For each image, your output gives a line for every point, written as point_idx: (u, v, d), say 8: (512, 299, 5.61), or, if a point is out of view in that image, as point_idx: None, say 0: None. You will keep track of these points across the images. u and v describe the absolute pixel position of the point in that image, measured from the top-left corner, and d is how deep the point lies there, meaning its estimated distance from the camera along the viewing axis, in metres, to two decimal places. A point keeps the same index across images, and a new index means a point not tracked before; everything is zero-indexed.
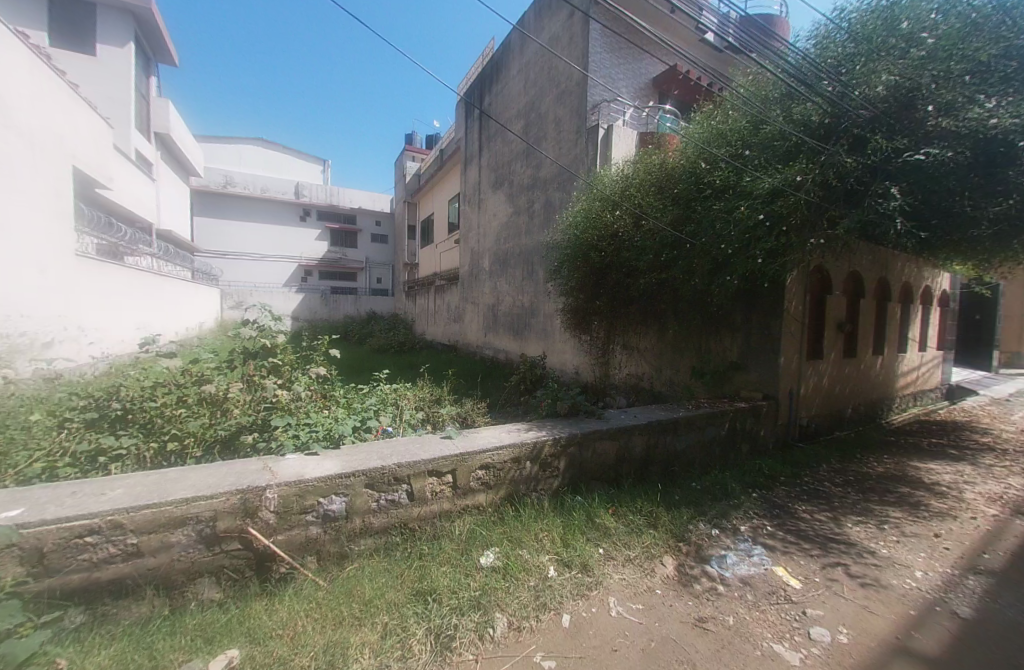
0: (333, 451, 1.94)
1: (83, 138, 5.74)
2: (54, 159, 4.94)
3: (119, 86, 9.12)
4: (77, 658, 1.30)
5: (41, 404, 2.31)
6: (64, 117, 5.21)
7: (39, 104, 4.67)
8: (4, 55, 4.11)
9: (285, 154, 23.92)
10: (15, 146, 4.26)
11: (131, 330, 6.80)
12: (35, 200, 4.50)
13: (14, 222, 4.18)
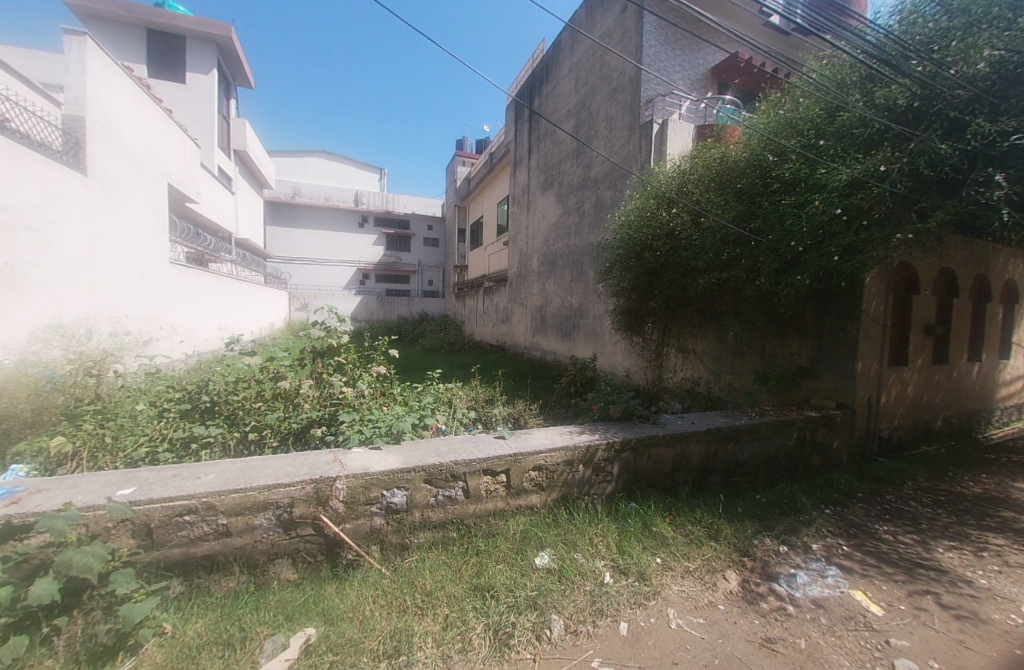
0: (394, 447, 2.03)
1: (176, 158, 6.44)
2: (154, 179, 5.58)
3: (202, 108, 9.98)
4: (179, 624, 1.47)
5: (144, 395, 2.59)
6: (161, 141, 5.88)
7: (141, 130, 5.29)
8: (114, 89, 4.69)
9: (345, 164, 25.38)
10: (123, 168, 4.85)
11: (215, 329, 7.51)
12: (138, 215, 5.09)
13: (122, 236, 4.76)
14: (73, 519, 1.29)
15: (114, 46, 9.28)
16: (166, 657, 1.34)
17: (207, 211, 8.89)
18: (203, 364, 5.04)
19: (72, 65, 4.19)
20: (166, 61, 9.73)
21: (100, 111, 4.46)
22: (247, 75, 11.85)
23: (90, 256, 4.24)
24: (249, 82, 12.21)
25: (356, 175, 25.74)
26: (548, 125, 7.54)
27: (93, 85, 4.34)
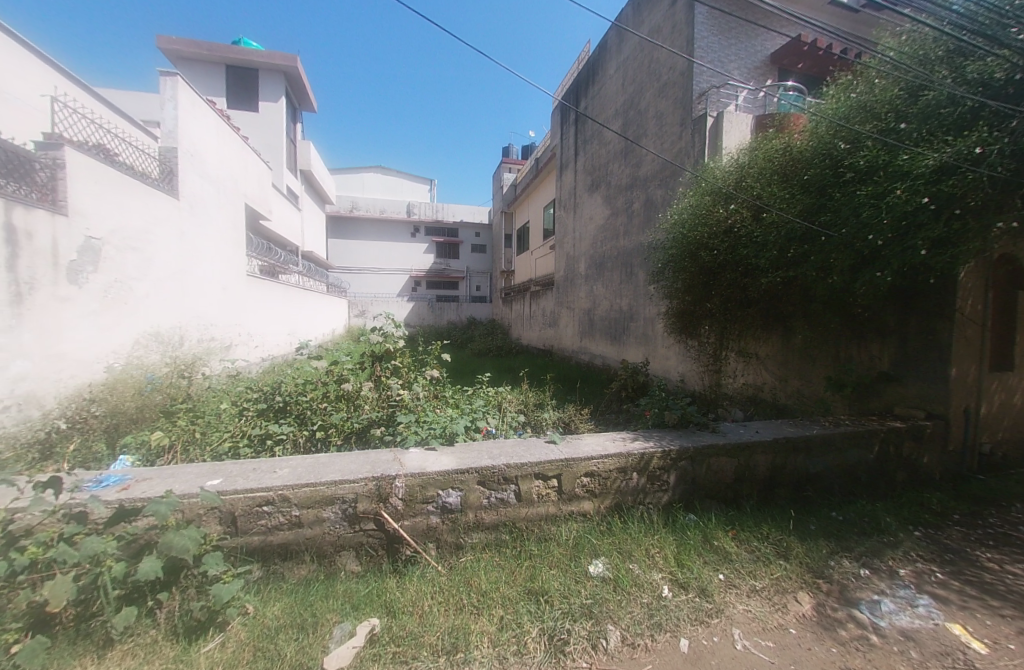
0: (448, 448, 2.09)
1: (252, 181, 7.10)
2: (233, 200, 6.17)
3: (271, 133, 10.88)
4: (260, 605, 1.60)
5: (228, 395, 2.87)
6: (239, 165, 6.51)
7: (222, 157, 5.89)
8: (199, 121, 5.26)
9: (399, 177, 26.61)
10: (208, 191, 5.42)
11: (286, 336, 8.16)
12: (220, 233, 5.65)
13: (207, 252, 5.31)
14: (172, 505, 1.46)
15: (202, 84, 10.54)
16: (249, 635, 1.47)
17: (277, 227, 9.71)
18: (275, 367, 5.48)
19: (166, 101, 4.72)
20: (241, 91, 10.77)
21: (189, 142, 5.01)
22: (312, 101, 12.80)
23: (182, 271, 4.78)
24: (314, 107, 13.17)
25: (408, 187, 26.89)
26: (594, 126, 7.47)
27: (183, 119, 4.88)
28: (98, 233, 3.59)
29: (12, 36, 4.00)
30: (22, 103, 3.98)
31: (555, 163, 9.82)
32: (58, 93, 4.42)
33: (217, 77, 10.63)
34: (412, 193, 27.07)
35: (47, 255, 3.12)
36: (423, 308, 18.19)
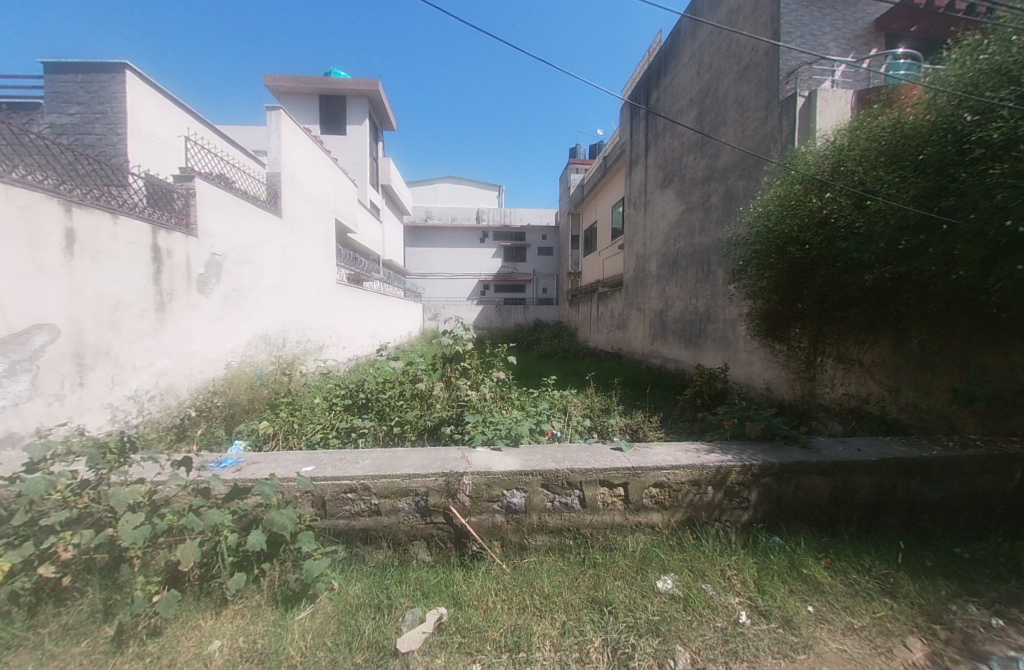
0: (513, 449, 2.13)
1: (341, 198, 7.87)
2: (326, 215, 6.90)
3: (358, 152, 12.00)
4: (344, 583, 1.77)
5: (321, 390, 3.22)
6: (331, 184, 7.26)
7: (317, 178, 6.61)
8: (298, 148, 5.95)
9: (468, 185, 27.75)
10: (304, 209, 6.11)
11: (369, 339, 8.88)
12: (315, 246, 6.36)
13: (305, 263, 6.00)
14: (274, 487, 1.68)
15: (301, 113, 11.95)
16: (334, 609, 1.63)
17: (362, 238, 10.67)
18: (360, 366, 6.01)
19: (272, 133, 5.41)
20: (332, 117, 12.01)
21: (290, 166, 5.70)
22: (392, 120, 13.82)
23: (285, 280, 5.46)
24: (393, 125, 14.23)
25: (476, 193, 27.89)
26: (665, 119, 7.11)
27: (285, 147, 5.57)
28: (220, 250, 4.25)
29: (159, 91, 4.88)
30: (161, 145, 4.86)
31: (624, 161, 9.48)
32: (190, 134, 5.32)
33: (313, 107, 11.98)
34: (480, 199, 27.98)
35: (183, 270, 3.76)
36: (492, 310, 18.74)
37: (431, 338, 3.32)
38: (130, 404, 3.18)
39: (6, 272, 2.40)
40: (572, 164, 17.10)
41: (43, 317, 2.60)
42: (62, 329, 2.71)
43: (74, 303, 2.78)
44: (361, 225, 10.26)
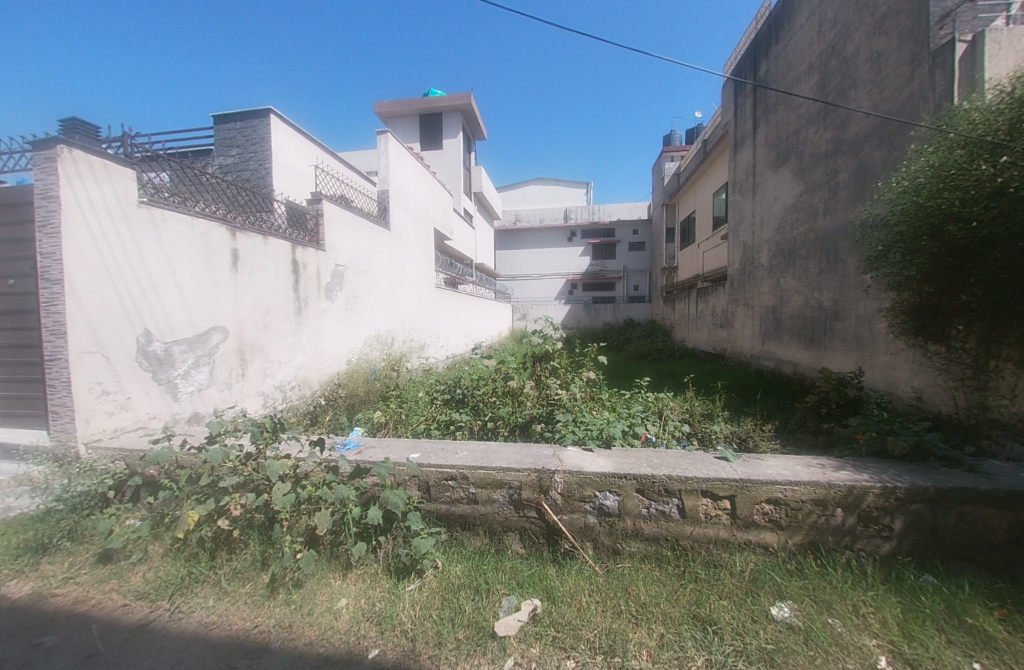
0: (605, 451, 2.09)
1: (439, 207, 8.47)
2: (426, 225, 7.52)
3: (451, 163, 12.82)
4: (446, 563, 1.91)
5: (422, 385, 3.52)
6: (429, 196, 7.85)
7: (417, 191, 7.21)
8: (402, 166, 6.57)
9: (552, 185, 27.81)
10: (407, 220, 6.71)
11: (463, 338, 9.41)
12: (417, 253, 6.98)
13: (408, 270, 6.60)
14: (389, 469, 1.90)
15: (403, 133, 13.21)
16: (439, 586, 1.78)
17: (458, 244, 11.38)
18: (455, 364, 6.41)
19: (381, 155, 6.07)
20: (429, 133, 13.03)
21: (396, 183, 6.32)
22: (483, 129, 14.48)
23: (392, 286, 6.07)
24: (484, 134, 14.87)
25: (561, 192, 27.80)
26: (776, 89, 6.29)
27: (392, 166, 6.19)
28: (342, 262, 4.90)
29: (296, 129, 5.80)
30: (298, 174, 5.78)
31: (728, 144, 8.60)
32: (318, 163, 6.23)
33: (413, 126, 13.11)
34: (564, 197, 27.83)
35: (314, 280, 4.43)
36: (580, 310, 18.58)
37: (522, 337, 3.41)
38: (277, 392, 3.87)
39: (193, 285, 3.09)
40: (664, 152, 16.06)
41: (216, 321, 3.29)
42: (230, 331, 3.41)
43: (238, 309, 3.48)
44: (456, 232, 10.98)
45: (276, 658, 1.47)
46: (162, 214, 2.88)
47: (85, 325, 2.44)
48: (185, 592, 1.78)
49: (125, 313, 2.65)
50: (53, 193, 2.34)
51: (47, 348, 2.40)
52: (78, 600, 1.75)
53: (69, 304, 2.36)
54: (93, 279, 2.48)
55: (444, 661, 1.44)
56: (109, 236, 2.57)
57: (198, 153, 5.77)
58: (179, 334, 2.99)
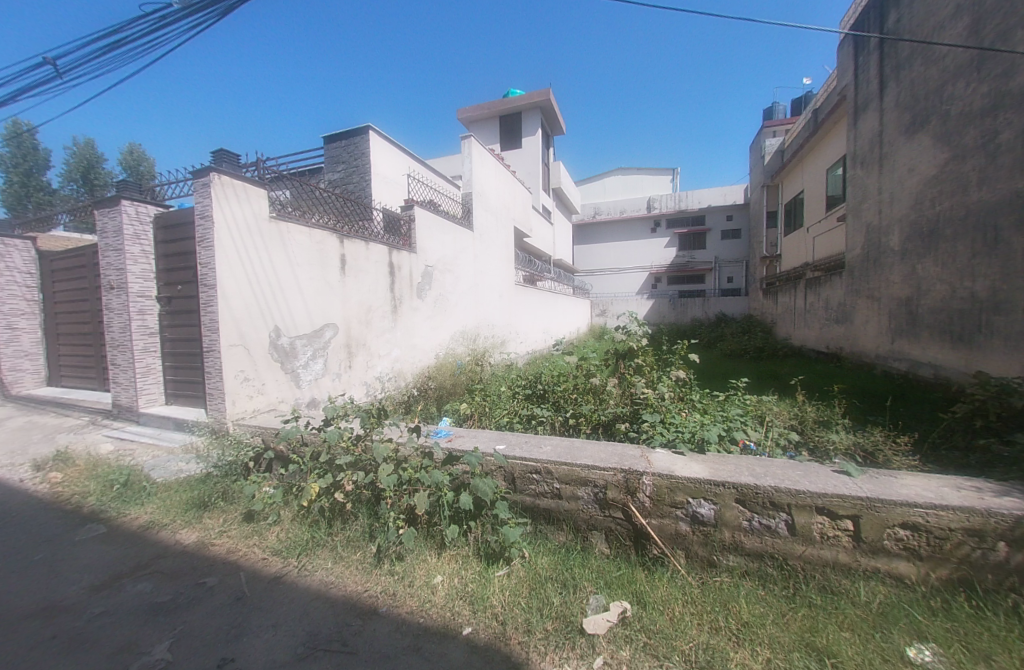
0: (699, 456, 1.96)
1: (518, 206, 8.60)
2: (506, 224, 7.71)
3: (528, 161, 12.96)
4: (532, 554, 1.95)
5: (502, 379, 3.62)
6: (509, 195, 8.00)
7: (498, 191, 7.39)
8: (483, 168, 6.77)
9: (628, 174, 26.62)
10: (489, 221, 6.92)
11: (541, 335, 9.47)
12: (498, 252, 7.18)
13: (490, 269, 6.82)
14: (478, 459, 1.99)
15: (484, 136, 13.69)
16: (526, 575, 1.83)
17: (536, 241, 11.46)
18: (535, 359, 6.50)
19: (465, 159, 6.34)
20: (508, 133, 13.32)
21: (478, 185, 6.55)
22: (562, 123, 14.38)
23: (475, 284, 6.32)
24: (562, 128, 14.74)
25: (638, 181, 26.52)
26: (910, 41, 5.30)
27: (474, 169, 6.43)
28: (431, 263, 5.23)
29: (390, 141, 6.30)
30: (394, 182, 6.29)
31: (845, 112, 7.44)
32: (409, 171, 6.69)
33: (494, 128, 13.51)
34: (641, 187, 26.50)
35: (407, 280, 4.79)
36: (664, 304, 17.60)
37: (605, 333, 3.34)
38: (376, 382, 4.27)
39: (311, 287, 3.53)
40: (760, 128, 14.43)
41: (329, 318, 3.73)
42: (340, 327, 3.85)
43: (345, 308, 3.90)
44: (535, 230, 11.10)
45: (383, 621, 1.64)
46: (286, 226, 3.32)
47: (232, 322, 2.93)
48: (308, 553, 2.06)
49: (261, 312, 3.14)
50: (208, 214, 2.84)
51: (206, 341, 2.93)
52: (230, 550, 2.12)
53: (220, 305, 2.86)
54: (237, 284, 2.97)
55: (534, 649, 1.48)
56: (248, 247, 3.04)
57: (310, 171, 6.59)
58: (300, 329, 3.45)
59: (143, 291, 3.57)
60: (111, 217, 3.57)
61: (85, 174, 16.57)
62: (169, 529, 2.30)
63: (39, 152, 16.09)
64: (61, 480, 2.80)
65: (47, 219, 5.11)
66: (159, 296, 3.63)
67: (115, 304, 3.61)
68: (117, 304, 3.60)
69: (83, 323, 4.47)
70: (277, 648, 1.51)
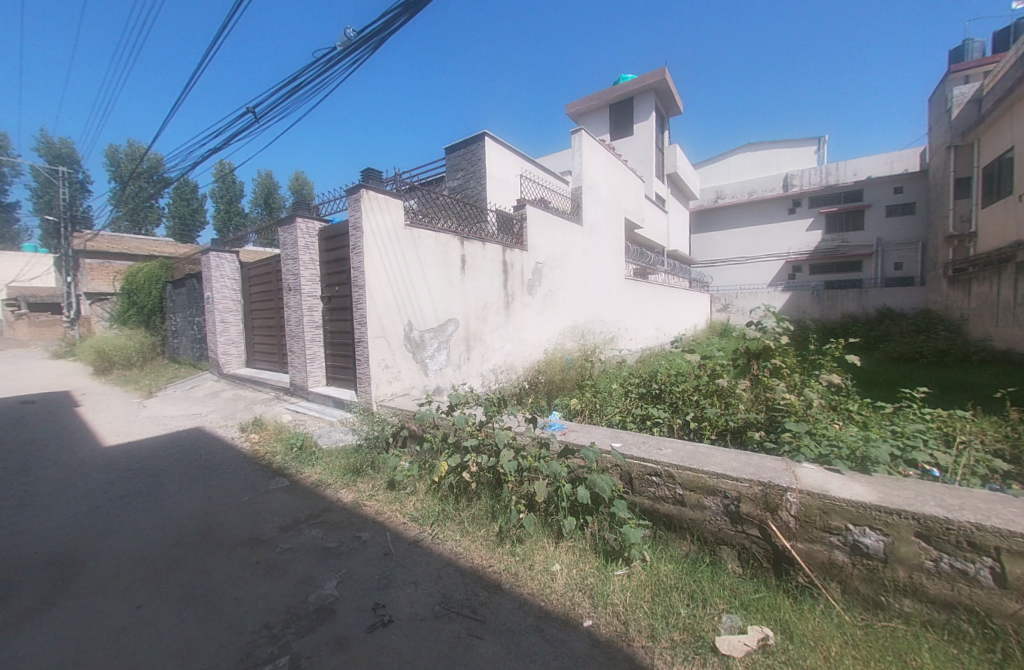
0: (861, 476, 1.68)
1: (629, 197, 8.26)
2: (616, 216, 7.46)
3: (641, 149, 12.36)
4: (654, 559, 1.89)
5: (614, 376, 3.57)
6: (620, 186, 7.73)
7: (608, 183, 7.20)
8: (594, 160, 6.65)
9: (751, 150, 23.57)
10: (598, 214, 6.79)
11: (652, 332, 9.00)
12: (607, 245, 7.01)
13: (599, 264, 6.71)
14: (596, 454, 1.99)
15: (593, 127, 13.43)
16: (647, 580, 1.78)
17: (647, 232, 10.90)
18: (648, 357, 6.23)
19: (575, 153, 6.32)
20: (620, 122, 12.85)
21: (588, 179, 6.47)
22: (679, 102, 13.29)
23: (584, 279, 6.28)
24: (678, 108, 13.61)
25: (763, 157, 23.31)
26: None
27: (583, 163, 6.36)
28: (541, 259, 5.35)
29: (505, 144, 6.57)
30: (506, 183, 6.56)
31: None
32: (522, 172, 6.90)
33: (604, 118, 13.15)
34: (769, 162, 23.24)
35: (519, 277, 4.98)
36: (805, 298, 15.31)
37: (731, 330, 3.07)
38: (490, 374, 4.56)
39: (436, 286, 3.90)
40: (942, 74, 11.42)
41: (452, 314, 4.08)
42: (460, 322, 4.18)
43: (465, 304, 4.22)
44: (647, 221, 10.55)
45: (507, 598, 1.76)
46: (417, 231, 3.71)
47: (376, 317, 3.40)
48: (440, 524, 2.31)
49: (398, 308, 3.57)
50: (358, 224, 3.32)
51: (357, 333, 3.46)
52: (378, 512, 2.49)
53: (367, 302, 3.34)
54: (380, 284, 3.42)
55: (660, 656, 1.44)
56: (389, 251, 3.48)
57: (433, 181, 7.27)
58: (428, 323, 3.85)
59: (310, 292, 4.35)
60: (289, 232, 4.39)
61: (266, 200, 20.71)
62: (333, 487, 2.79)
63: (237, 186, 20.50)
64: (257, 440, 3.59)
65: (238, 239, 6.40)
66: (321, 295, 4.39)
67: (291, 302, 4.47)
68: (292, 303, 4.45)
69: (269, 318, 5.64)
70: (418, 604, 1.73)
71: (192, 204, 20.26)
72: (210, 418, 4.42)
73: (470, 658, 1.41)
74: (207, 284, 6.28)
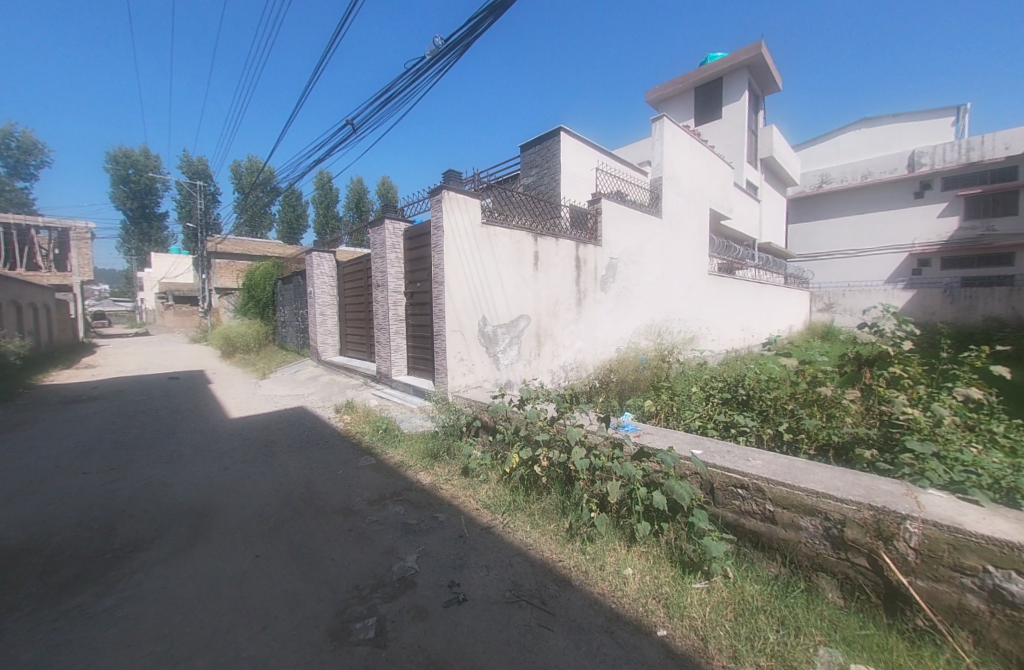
0: (1008, 511, 1.41)
1: (716, 186, 7.66)
2: (700, 207, 6.96)
3: (730, 134, 11.35)
4: (737, 576, 1.77)
5: (694, 378, 3.38)
6: (705, 173, 7.19)
7: (692, 171, 6.74)
8: (676, 148, 6.27)
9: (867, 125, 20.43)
10: (680, 205, 6.39)
11: (738, 332, 8.27)
12: (688, 238, 6.57)
13: (679, 258, 6.33)
14: (674, 460, 1.92)
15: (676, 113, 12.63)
16: (730, 597, 1.68)
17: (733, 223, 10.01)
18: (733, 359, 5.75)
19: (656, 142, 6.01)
20: (707, 105, 11.90)
21: (669, 168, 6.12)
22: (778, 77, 11.87)
23: (661, 274, 5.98)
24: (776, 83, 12.19)
25: (882, 131, 20.07)
26: None
27: (664, 152, 6.03)
28: (615, 255, 5.20)
29: (581, 138, 6.45)
30: (582, 178, 6.46)
31: None
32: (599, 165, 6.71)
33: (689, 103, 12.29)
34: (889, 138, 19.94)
35: (592, 273, 4.90)
36: (932, 297, 12.99)
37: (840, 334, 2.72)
38: (560, 370, 4.57)
39: (510, 282, 3.99)
40: None
41: (524, 310, 4.16)
42: (532, 317, 4.24)
43: (537, 299, 4.27)
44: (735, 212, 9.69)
45: (577, 594, 1.78)
46: (493, 229, 3.83)
47: (453, 312, 3.59)
48: (511, 514, 2.40)
49: (473, 303, 3.73)
50: (440, 224, 3.51)
51: (436, 328, 3.69)
52: (454, 495, 2.65)
53: (446, 298, 3.54)
54: (458, 280, 3.60)
55: None
56: (466, 250, 3.64)
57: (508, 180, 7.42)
58: (501, 319, 3.97)
59: (395, 288, 4.71)
60: (378, 233, 4.78)
61: (357, 205, 22.69)
62: (413, 469, 3.02)
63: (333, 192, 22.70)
64: (349, 421, 4.01)
65: (335, 240, 7.12)
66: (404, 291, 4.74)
67: (379, 297, 4.88)
68: (380, 297, 4.86)
69: (359, 311, 6.22)
70: (489, 588, 1.82)
71: (298, 210, 22.92)
72: (310, 399, 5.02)
73: (540, 648, 1.46)
74: (310, 281, 7.09)
